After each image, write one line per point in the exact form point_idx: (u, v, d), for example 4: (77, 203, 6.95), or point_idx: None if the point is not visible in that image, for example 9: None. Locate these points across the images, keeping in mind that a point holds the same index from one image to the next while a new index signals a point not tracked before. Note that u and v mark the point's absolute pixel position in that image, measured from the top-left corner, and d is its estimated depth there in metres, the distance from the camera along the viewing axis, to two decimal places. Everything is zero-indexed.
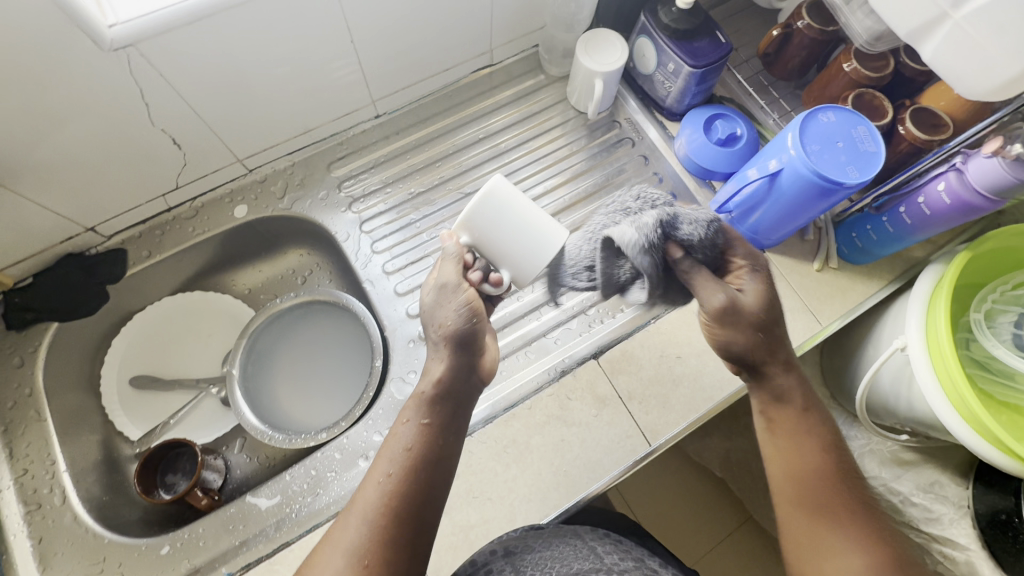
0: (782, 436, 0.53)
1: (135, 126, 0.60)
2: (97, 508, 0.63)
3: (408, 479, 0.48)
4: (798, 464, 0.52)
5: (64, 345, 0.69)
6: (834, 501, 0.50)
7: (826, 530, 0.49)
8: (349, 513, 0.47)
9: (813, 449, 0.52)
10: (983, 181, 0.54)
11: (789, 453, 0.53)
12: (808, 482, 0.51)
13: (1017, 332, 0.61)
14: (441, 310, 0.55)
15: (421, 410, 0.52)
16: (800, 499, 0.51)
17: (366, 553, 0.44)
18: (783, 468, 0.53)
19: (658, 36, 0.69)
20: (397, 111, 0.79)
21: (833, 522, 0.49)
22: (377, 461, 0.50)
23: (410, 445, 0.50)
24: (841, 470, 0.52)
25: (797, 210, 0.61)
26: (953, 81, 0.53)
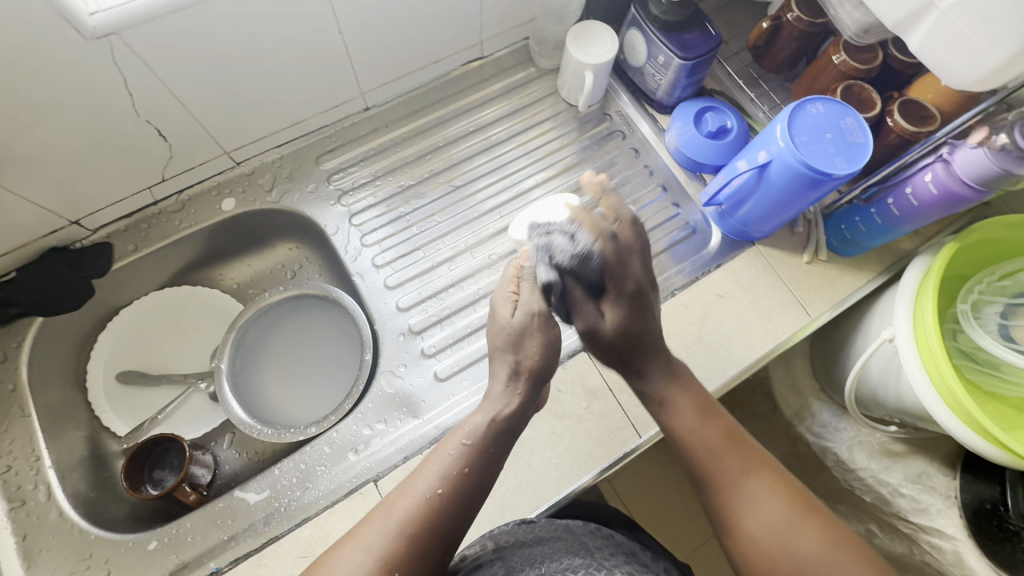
0: (664, 413, 0.53)
1: (120, 116, 0.59)
2: (84, 504, 0.63)
3: (454, 502, 0.46)
4: (692, 431, 0.52)
5: (48, 340, 0.68)
6: (739, 455, 0.51)
7: (733, 488, 0.50)
8: (382, 520, 0.45)
9: (691, 419, 0.52)
10: (970, 171, 0.55)
11: (678, 429, 0.52)
12: (701, 448, 0.51)
13: (1003, 322, 0.61)
14: (530, 341, 0.50)
15: (476, 432, 0.49)
16: (701, 466, 0.51)
17: (394, 564, 0.43)
18: (682, 442, 0.52)
19: (648, 28, 0.69)
20: (387, 103, 0.79)
21: (737, 475, 0.50)
22: (422, 473, 0.48)
23: (464, 467, 0.47)
24: (733, 428, 0.53)
25: (786, 202, 0.61)
26: (939, 71, 0.53)
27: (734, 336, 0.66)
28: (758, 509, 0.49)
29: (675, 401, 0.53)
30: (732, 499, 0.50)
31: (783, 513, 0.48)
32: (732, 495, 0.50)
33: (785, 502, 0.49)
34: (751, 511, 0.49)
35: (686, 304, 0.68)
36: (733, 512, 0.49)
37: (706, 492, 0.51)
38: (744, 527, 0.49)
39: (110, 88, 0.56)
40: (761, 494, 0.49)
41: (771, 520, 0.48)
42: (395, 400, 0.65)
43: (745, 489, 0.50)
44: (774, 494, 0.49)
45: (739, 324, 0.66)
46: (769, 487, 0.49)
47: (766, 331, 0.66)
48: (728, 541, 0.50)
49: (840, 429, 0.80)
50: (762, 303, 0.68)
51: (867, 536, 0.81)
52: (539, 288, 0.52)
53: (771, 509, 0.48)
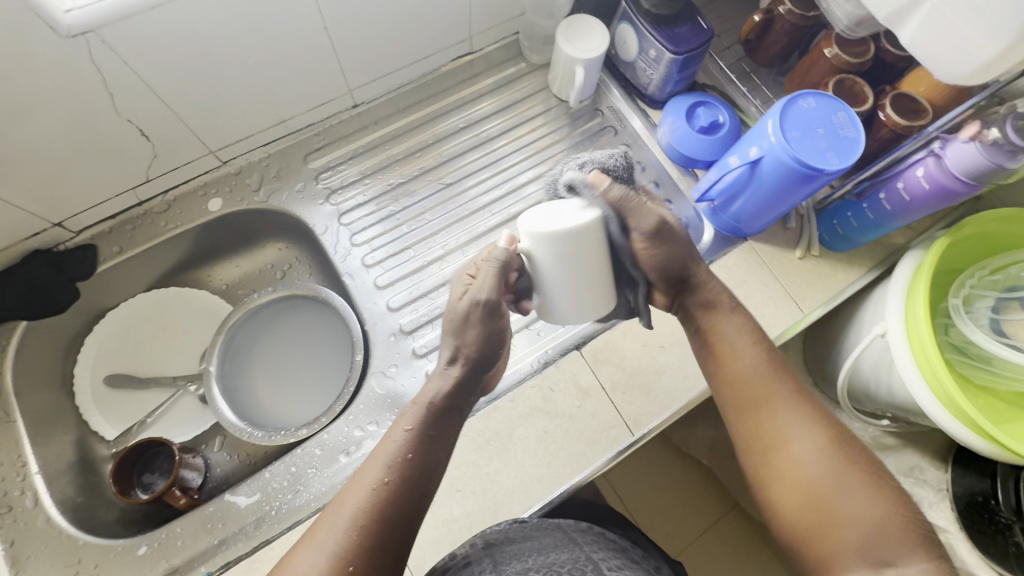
0: (718, 334, 0.54)
1: (100, 117, 0.58)
2: (72, 510, 0.62)
3: (404, 491, 0.45)
4: (737, 355, 0.53)
5: (33, 345, 0.67)
6: (784, 382, 0.51)
7: (772, 413, 0.50)
8: (337, 515, 0.43)
9: (749, 342, 0.53)
10: (962, 166, 0.54)
11: (728, 353, 0.53)
12: (751, 371, 0.52)
13: (994, 317, 0.61)
14: (472, 329, 0.52)
15: (418, 416, 0.49)
16: (744, 391, 0.52)
17: (350, 558, 0.41)
18: (730, 363, 0.53)
19: (639, 22, 0.68)
20: (375, 100, 0.78)
21: (782, 401, 0.50)
22: (369, 465, 0.46)
23: (408, 453, 0.47)
24: (779, 359, 0.53)
25: (778, 197, 0.61)
26: (931, 64, 0.52)
27: None
28: (799, 435, 0.49)
29: (732, 324, 0.54)
30: (773, 422, 0.50)
31: (822, 441, 0.48)
32: (772, 419, 0.50)
33: (826, 432, 0.49)
34: (792, 435, 0.49)
35: None
36: (770, 434, 0.50)
37: (744, 416, 0.52)
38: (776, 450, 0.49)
39: (89, 88, 0.55)
40: (803, 422, 0.49)
41: (809, 447, 0.48)
42: (385, 401, 0.64)
43: (786, 416, 0.50)
44: (815, 423, 0.49)
45: None
46: (811, 417, 0.50)
47: (759, 327, 0.66)
48: (758, 465, 0.50)
49: None
50: (755, 299, 0.67)
51: None
52: (497, 272, 0.52)
53: (812, 436, 0.49)
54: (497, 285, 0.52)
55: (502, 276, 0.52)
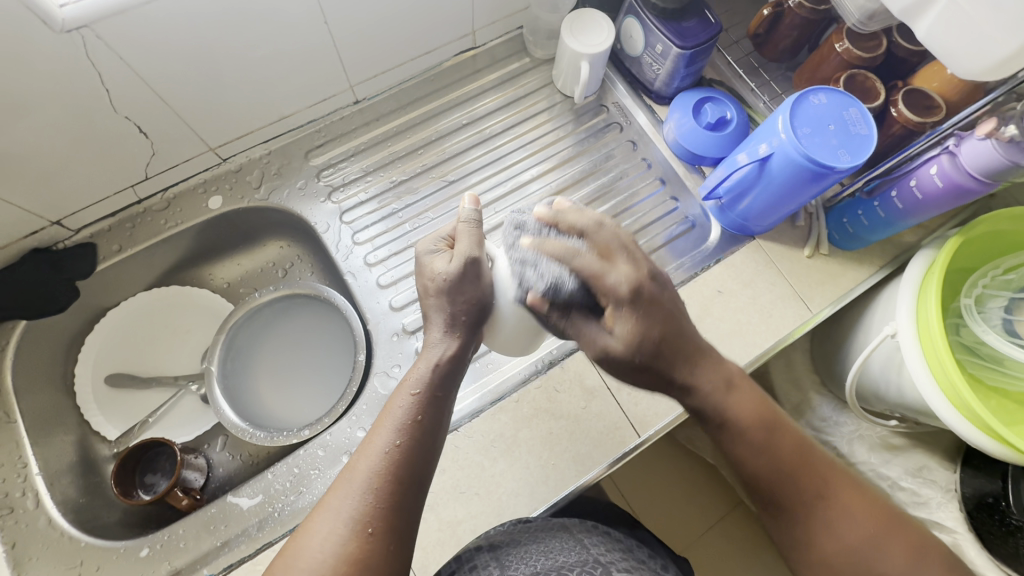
0: (735, 429, 0.50)
1: (98, 114, 0.57)
2: (73, 511, 0.62)
3: (415, 452, 0.46)
4: (759, 447, 0.50)
5: (33, 344, 0.66)
6: (816, 470, 0.50)
7: (817, 509, 0.49)
8: (351, 479, 0.45)
9: (765, 436, 0.50)
10: (977, 164, 0.53)
11: (743, 451, 0.50)
12: (780, 469, 0.50)
13: (1007, 317, 0.60)
14: (468, 286, 0.50)
15: (422, 380, 0.49)
16: (781, 493, 0.50)
17: (369, 521, 0.43)
18: (759, 464, 0.50)
19: (645, 16, 0.67)
20: (377, 96, 0.76)
21: (821, 493, 0.49)
22: (378, 432, 0.47)
23: (417, 416, 0.48)
24: (798, 437, 0.51)
25: (787, 195, 0.59)
26: (947, 60, 0.51)
27: (734, 332, 0.65)
28: (847, 528, 0.49)
29: (751, 422, 0.50)
30: (817, 519, 0.49)
31: (871, 532, 0.48)
32: (815, 516, 0.49)
33: (871, 520, 0.49)
34: (837, 529, 0.49)
35: (686, 300, 0.66)
36: (815, 530, 0.49)
37: (784, 515, 0.50)
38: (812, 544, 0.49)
39: (86, 84, 0.54)
40: (847, 513, 0.49)
41: (860, 540, 0.48)
42: (389, 402, 0.64)
43: (830, 510, 0.49)
44: (859, 512, 0.49)
45: (740, 321, 0.65)
46: (854, 506, 0.49)
47: (766, 327, 0.65)
48: (807, 560, 0.50)
49: (841, 423, 0.79)
50: (762, 299, 0.66)
51: None
52: (473, 228, 0.52)
53: (858, 526, 0.48)
54: (477, 242, 0.51)
55: (478, 233, 0.52)
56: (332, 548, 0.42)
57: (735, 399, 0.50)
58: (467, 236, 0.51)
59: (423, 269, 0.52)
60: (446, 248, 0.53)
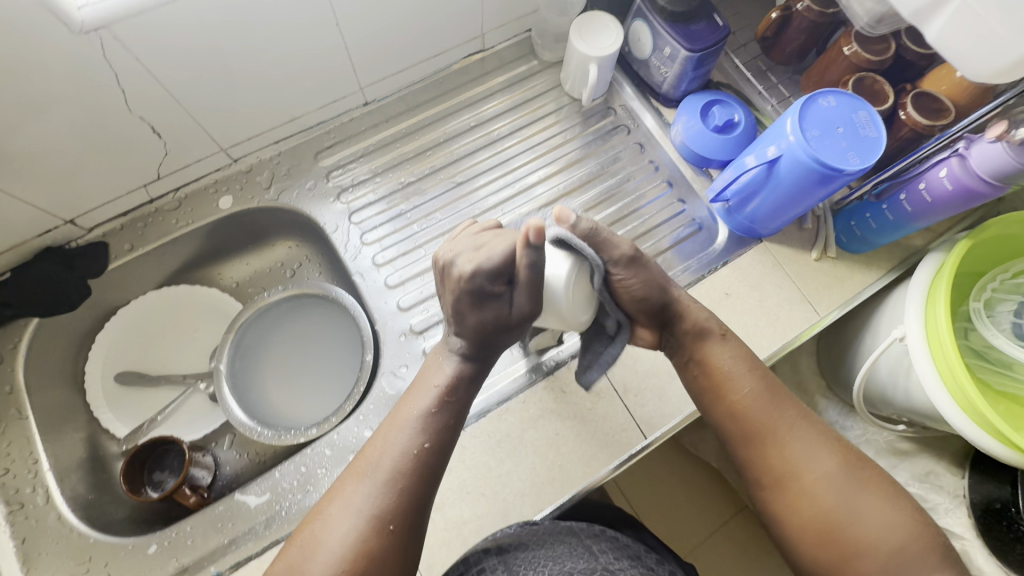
0: (714, 370, 0.55)
1: (114, 114, 0.58)
2: (83, 507, 0.62)
3: (433, 453, 0.47)
4: (739, 382, 0.54)
5: (44, 342, 0.67)
6: (786, 411, 0.53)
7: (783, 443, 0.52)
8: (371, 477, 0.46)
9: (745, 369, 0.55)
10: (987, 167, 0.53)
11: (727, 383, 0.54)
12: (754, 401, 0.53)
13: (1017, 321, 0.60)
14: (506, 334, 0.50)
15: (447, 387, 0.50)
16: (751, 423, 0.53)
17: (388, 518, 0.44)
18: (732, 394, 0.54)
19: (654, 19, 0.67)
20: (386, 98, 0.77)
21: (788, 428, 0.52)
22: (397, 431, 0.48)
23: (438, 418, 0.48)
24: (772, 382, 0.54)
25: (795, 198, 0.59)
26: (958, 63, 0.51)
27: (741, 335, 0.65)
28: (811, 463, 0.51)
29: (724, 359, 0.55)
30: (783, 451, 0.52)
31: (836, 467, 0.51)
32: (781, 450, 0.52)
33: (835, 459, 0.51)
34: (803, 465, 0.51)
35: None
36: (775, 462, 0.52)
37: (752, 447, 0.53)
38: (792, 475, 0.51)
39: (101, 85, 0.54)
40: (812, 450, 0.51)
41: (816, 470, 0.50)
42: (395, 401, 0.64)
43: (797, 443, 0.52)
44: (823, 449, 0.52)
45: (747, 323, 0.65)
46: (817, 442, 0.52)
47: (774, 330, 0.65)
48: (775, 496, 0.52)
49: (847, 428, 0.79)
50: (770, 302, 0.66)
51: None
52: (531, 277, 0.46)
53: (822, 463, 0.51)
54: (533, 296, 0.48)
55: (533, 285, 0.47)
56: (351, 544, 0.43)
57: (728, 341, 0.56)
58: (529, 287, 0.46)
59: (477, 312, 0.48)
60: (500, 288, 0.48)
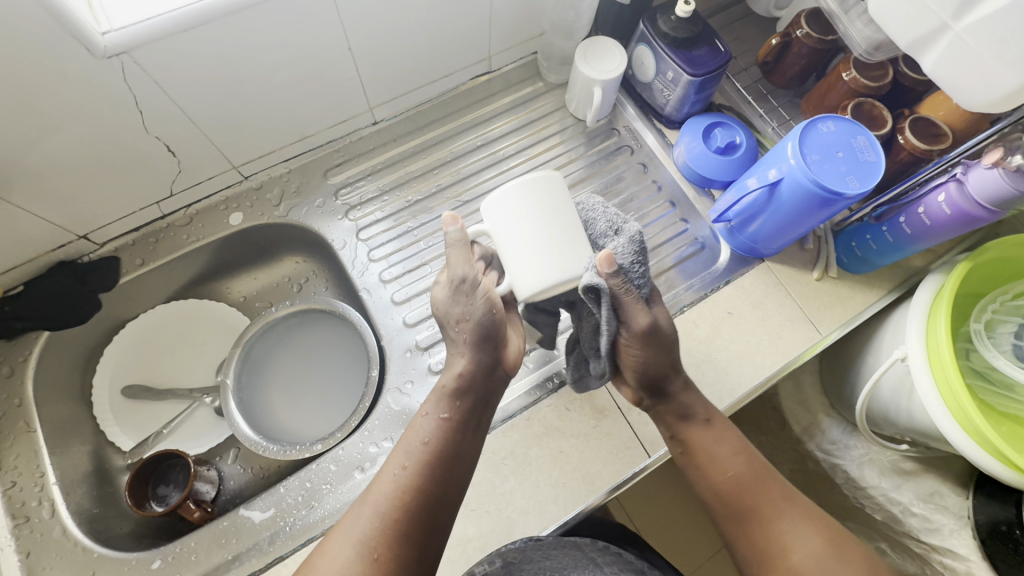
0: (698, 452, 0.56)
1: (130, 133, 0.59)
2: (88, 521, 0.62)
3: (419, 477, 0.48)
4: (725, 460, 0.56)
5: (54, 355, 0.68)
6: (775, 490, 0.55)
7: (771, 519, 0.53)
8: (364, 504, 0.47)
9: (730, 452, 0.56)
10: (984, 192, 0.54)
11: (710, 463, 0.56)
12: (743, 480, 0.55)
13: (1018, 343, 0.60)
14: (461, 305, 0.53)
15: (444, 402, 0.52)
16: (742, 501, 0.54)
17: (375, 546, 0.45)
18: (722, 476, 0.55)
19: (657, 44, 0.69)
20: (395, 118, 0.79)
21: (777, 509, 0.53)
22: (397, 454, 0.50)
23: (426, 438, 0.50)
24: (760, 462, 0.56)
25: (796, 220, 0.60)
26: (953, 93, 0.52)
27: (744, 354, 0.65)
28: (798, 542, 0.51)
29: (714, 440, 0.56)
30: (768, 531, 0.53)
31: (821, 543, 0.51)
32: (768, 526, 0.53)
33: (821, 536, 0.52)
34: (790, 542, 0.52)
35: (696, 321, 0.67)
36: (767, 539, 0.52)
37: (741, 525, 0.54)
38: (782, 555, 0.51)
39: (120, 105, 0.56)
40: (799, 528, 0.52)
41: (808, 551, 0.51)
42: (401, 417, 0.64)
43: (784, 522, 0.53)
44: (810, 527, 0.52)
45: (750, 342, 0.66)
46: (808, 521, 0.53)
47: (775, 349, 0.65)
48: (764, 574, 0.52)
49: (851, 447, 0.79)
50: (772, 321, 0.67)
51: None
52: (467, 253, 0.52)
53: (808, 541, 0.51)
54: (468, 263, 0.53)
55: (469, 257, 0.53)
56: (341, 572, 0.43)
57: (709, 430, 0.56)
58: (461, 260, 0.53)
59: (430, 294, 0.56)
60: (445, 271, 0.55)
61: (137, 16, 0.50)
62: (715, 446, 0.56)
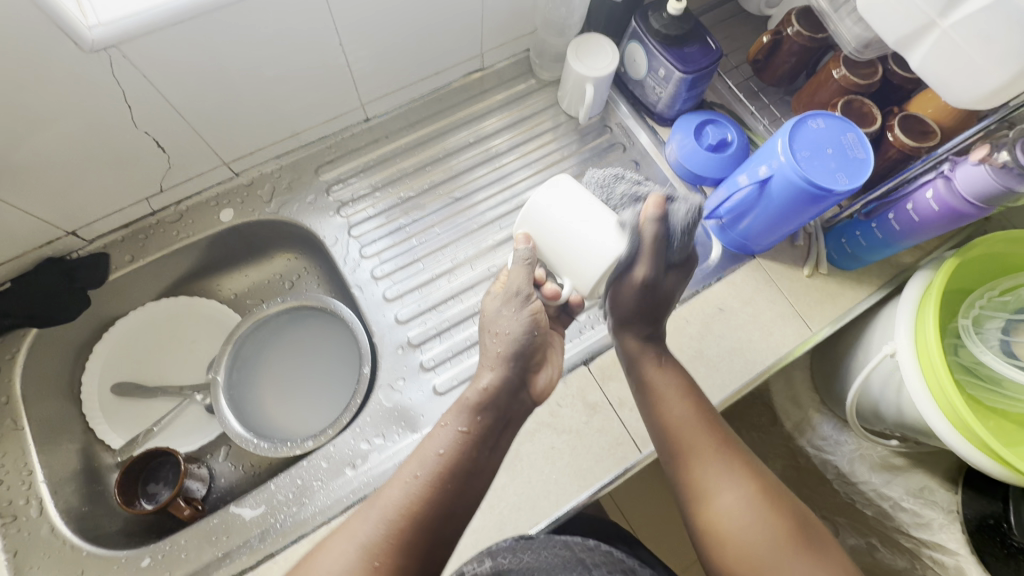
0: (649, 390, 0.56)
1: (118, 129, 0.59)
2: (76, 519, 0.62)
3: (432, 493, 0.47)
4: (672, 403, 0.55)
5: (42, 352, 0.67)
6: (716, 437, 0.54)
7: (706, 462, 0.53)
8: (371, 507, 0.47)
9: (676, 396, 0.56)
10: (971, 188, 0.55)
11: (659, 403, 0.55)
12: (681, 425, 0.54)
13: (1005, 338, 0.60)
14: (502, 318, 0.54)
15: (467, 416, 0.50)
16: (679, 443, 0.54)
17: (377, 553, 0.44)
18: (662, 415, 0.55)
19: (649, 41, 0.69)
20: (386, 115, 0.79)
21: (714, 453, 0.53)
22: (413, 459, 0.49)
23: (441, 449, 0.49)
24: (707, 409, 0.56)
25: (787, 216, 0.61)
26: (940, 89, 0.53)
27: (735, 350, 0.65)
28: (728, 487, 0.52)
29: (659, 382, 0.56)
30: (703, 474, 0.53)
31: (751, 492, 0.51)
32: (704, 468, 0.53)
33: (751, 484, 0.51)
34: (720, 487, 0.52)
35: (687, 317, 0.67)
36: (700, 482, 0.53)
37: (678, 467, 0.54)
38: (713, 498, 0.52)
39: (108, 100, 0.55)
40: (732, 476, 0.52)
41: (738, 498, 0.51)
42: (393, 414, 0.64)
43: (717, 466, 0.53)
44: (743, 476, 0.52)
45: (741, 338, 0.66)
46: (741, 469, 0.53)
47: (766, 345, 0.66)
48: (690, 511, 0.53)
49: (841, 443, 0.79)
50: (763, 317, 0.67)
51: (868, 549, 0.81)
52: (525, 270, 0.57)
53: (739, 488, 0.51)
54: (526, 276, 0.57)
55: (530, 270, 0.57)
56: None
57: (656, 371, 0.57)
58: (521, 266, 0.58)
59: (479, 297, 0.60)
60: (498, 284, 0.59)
61: (124, 11, 0.50)
62: (663, 388, 0.56)
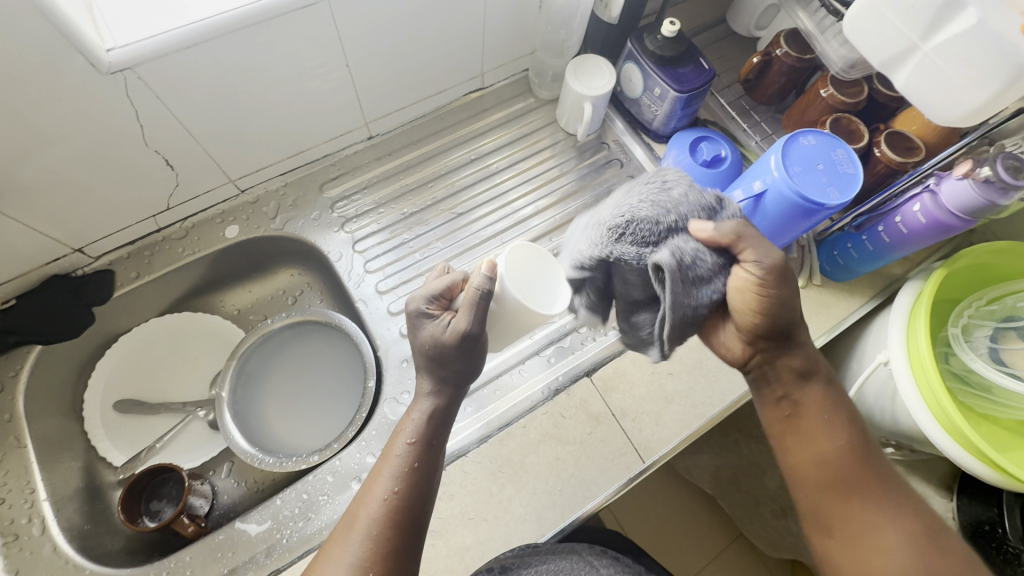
0: (806, 413, 0.53)
1: (128, 148, 0.60)
2: (79, 537, 0.61)
3: (412, 500, 0.48)
4: (835, 432, 0.52)
5: (45, 369, 0.67)
6: (873, 471, 0.51)
7: (858, 508, 0.50)
8: (353, 529, 0.46)
9: (836, 425, 0.52)
10: (957, 202, 0.57)
11: (819, 433, 0.52)
12: (845, 461, 0.51)
13: (993, 346, 0.62)
14: (456, 358, 0.51)
15: (419, 430, 0.51)
16: (839, 478, 0.51)
17: (371, 564, 0.45)
18: (806, 456, 0.52)
19: (644, 62, 0.72)
20: (390, 132, 0.81)
21: (871, 490, 0.50)
22: (376, 479, 0.49)
23: (413, 462, 0.49)
24: (865, 441, 0.52)
25: (782, 229, 0.62)
26: (923, 108, 0.55)
27: None
28: (887, 528, 0.49)
29: (808, 424, 0.53)
30: (861, 510, 0.50)
31: (914, 535, 0.48)
32: (861, 504, 0.50)
33: (913, 525, 0.49)
34: (878, 526, 0.49)
35: None
36: (854, 518, 0.50)
37: (826, 498, 0.51)
38: (873, 539, 0.49)
39: (121, 120, 0.57)
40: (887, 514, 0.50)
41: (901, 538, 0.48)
42: None
43: (877, 504, 0.50)
44: (903, 516, 0.49)
45: None
46: (893, 506, 0.50)
47: None
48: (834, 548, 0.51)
49: None
50: None
51: None
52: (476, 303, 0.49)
53: (898, 528, 0.49)
54: (475, 317, 0.50)
55: (478, 306, 0.49)
56: None
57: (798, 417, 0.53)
58: (470, 307, 0.49)
59: (417, 333, 0.52)
60: (436, 310, 0.53)
61: (140, 34, 0.51)
62: (825, 418, 0.52)
